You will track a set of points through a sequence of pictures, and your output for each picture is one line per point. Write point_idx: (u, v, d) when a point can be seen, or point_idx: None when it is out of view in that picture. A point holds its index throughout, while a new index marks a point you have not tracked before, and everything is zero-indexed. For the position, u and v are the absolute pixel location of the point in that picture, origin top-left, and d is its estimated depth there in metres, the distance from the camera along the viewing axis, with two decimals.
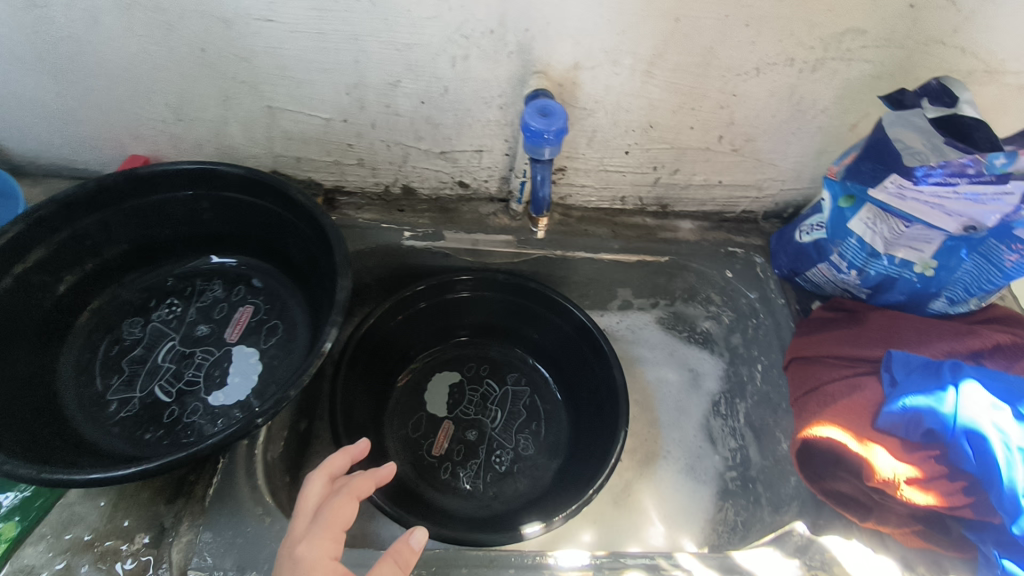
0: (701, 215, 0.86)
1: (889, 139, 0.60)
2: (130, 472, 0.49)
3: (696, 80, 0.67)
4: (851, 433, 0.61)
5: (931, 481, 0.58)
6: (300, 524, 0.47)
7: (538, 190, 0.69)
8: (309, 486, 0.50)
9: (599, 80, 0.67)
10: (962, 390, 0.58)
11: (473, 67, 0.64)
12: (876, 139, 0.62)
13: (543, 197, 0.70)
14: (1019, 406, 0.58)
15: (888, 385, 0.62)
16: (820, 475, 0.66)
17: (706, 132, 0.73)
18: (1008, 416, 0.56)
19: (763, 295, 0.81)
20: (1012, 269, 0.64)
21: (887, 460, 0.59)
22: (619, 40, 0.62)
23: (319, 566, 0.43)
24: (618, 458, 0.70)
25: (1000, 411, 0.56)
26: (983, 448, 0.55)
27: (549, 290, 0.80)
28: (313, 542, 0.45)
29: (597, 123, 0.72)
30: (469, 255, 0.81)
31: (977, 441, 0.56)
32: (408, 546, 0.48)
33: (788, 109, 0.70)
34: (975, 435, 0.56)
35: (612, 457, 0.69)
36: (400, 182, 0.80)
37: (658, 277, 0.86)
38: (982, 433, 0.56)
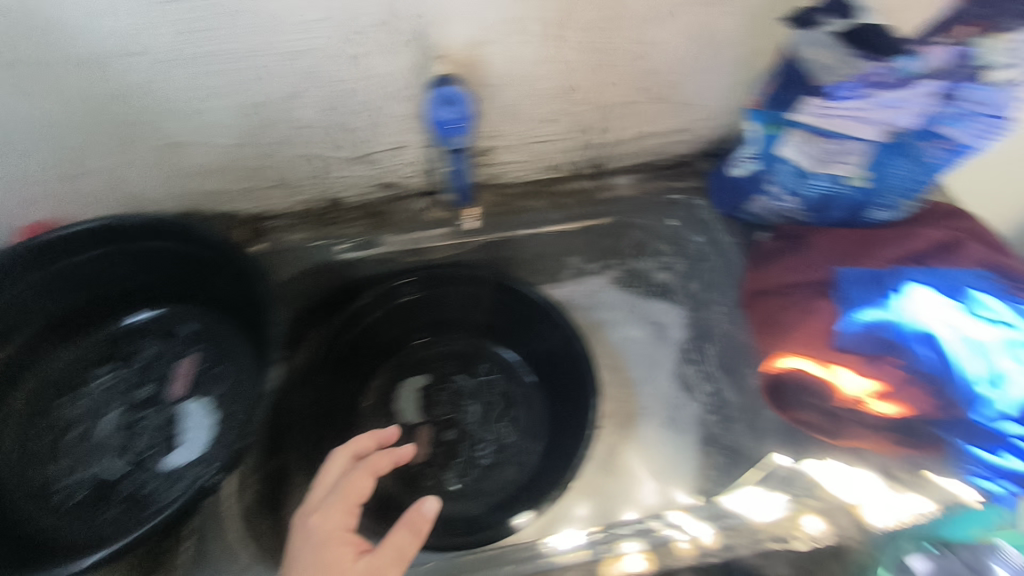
0: (638, 167, 0.85)
1: (802, 55, 0.61)
2: None
3: (606, 36, 0.64)
4: (814, 360, 0.64)
5: (899, 391, 0.60)
6: (319, 494, 0.51)
7: None
8: (332, 462, 0.54)
9: (506, 53, 0.64)
10: (909, 296, 0.60)
11: (372, 63, 0.61)
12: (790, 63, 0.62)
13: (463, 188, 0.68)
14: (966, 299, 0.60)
15: (841, 304, 0.63)
16: (790, 403, 0.68)
17: (629, 86, 0.70)
18: (955, 313, 0.59)
19: (711, 237, 0.81)
20: (937, 165, 0.65)
21: (851, 379, 0.62)
22: (517, 8, 0.60)
23: (331, 535, 0.48)
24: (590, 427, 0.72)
25: (947, 308, 0.59)
26: (938, 348, 0.58)
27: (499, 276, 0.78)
28: (326, 511, 0.49)
29: (514, 97, 0.69)
30: (410, 256, 0.79)
31: (933, 342, 0.58)
32: (422, 514, 0.50)
33: (706, 48, 0.68)
34: (928, 338, 0.58)
35: None
36: (325, 194, 0.75)
37: (606, 239, 0.85)
38: (934, 335, 0.58)
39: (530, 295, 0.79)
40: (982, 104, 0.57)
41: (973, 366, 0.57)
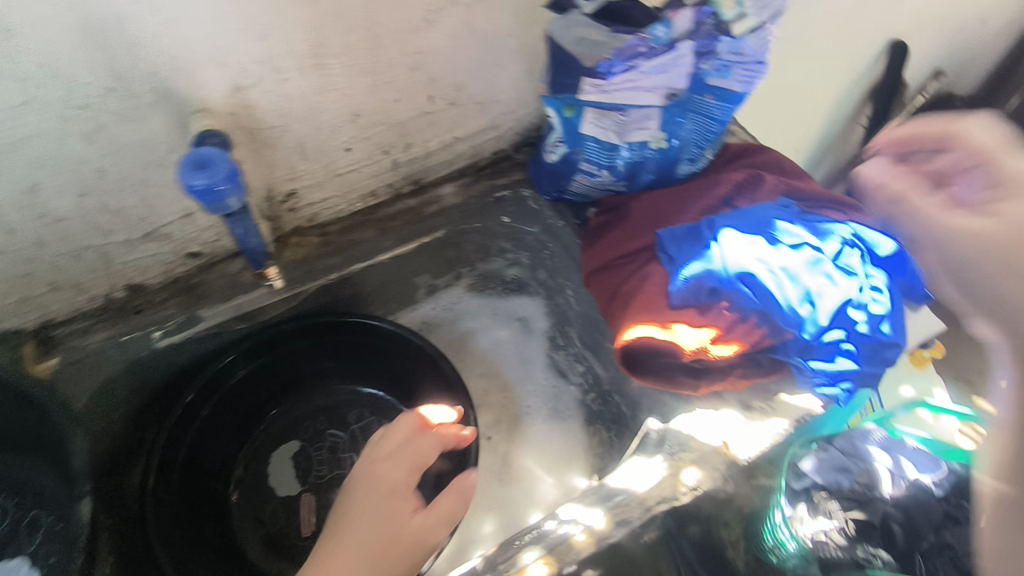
0: (457, 174, 0.83)
1: (565, 44, 0.59)
2: None
3: (373, 55, 0.62)
4: (655, 324, 0.64)
5: (731, 332, 0.63)
6: (385, 447, 0.59)
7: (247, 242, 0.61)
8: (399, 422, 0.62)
9: (272, 93, 0.60)
10: (722, 241, 0.62)
11: (117, 134, 0.54)
12: (551, 48, 0.60)
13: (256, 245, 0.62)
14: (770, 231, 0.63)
15: (668, 265, 0.65)
16: (648, 368, 0.68)
17: (414, 98, 0.69)
18: (763, 247, 0.61)
19: (544, 225, 0.81)
20: (718, 112, 0.70)
21: (689, 333, 0.63)
22: (266, 46, 0.55)
23: (397, 483, 0.56)
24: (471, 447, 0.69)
25: (756, 245, 0.61)
26: (757, 284, 0.61)
27: (343, 317, 0.75)
28: (393, 465, 0.57)
29: (300, 134, 0.65)
30: (240, 323, 0.72)
31: (752, 280, 0.61)
32: (469, 483, 0.60)
33: (478, 45, 0.68)
34: (746, 277, 0.61)
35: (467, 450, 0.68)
36: (119, 284, 0.68)
37: (447, 251, 0.83)
38: (751, 273, 0.61)
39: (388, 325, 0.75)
40: (744, 55, 0.61)
41: (789, 292, 0.61)
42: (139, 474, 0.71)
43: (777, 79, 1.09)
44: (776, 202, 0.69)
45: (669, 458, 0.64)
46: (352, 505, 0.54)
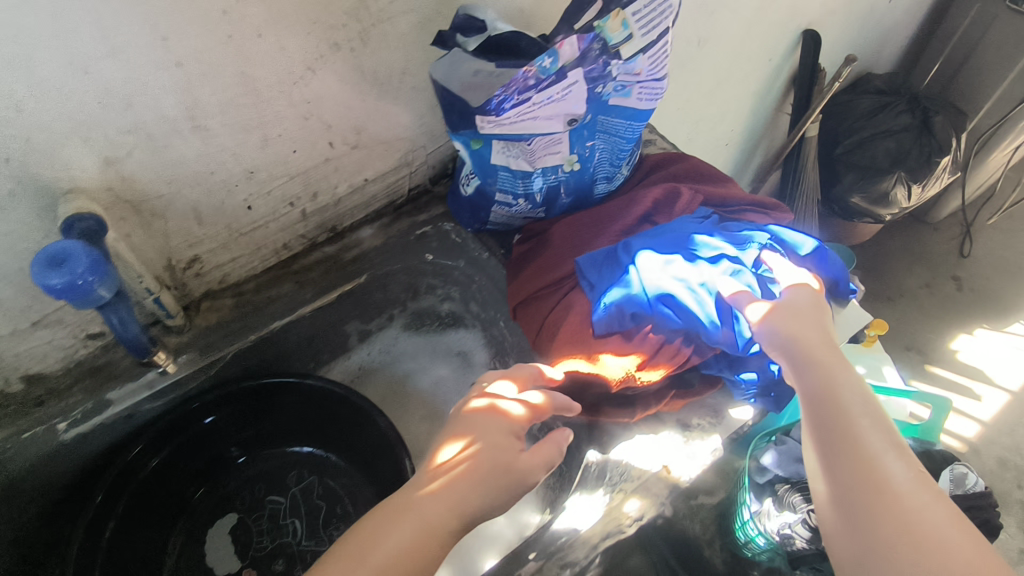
0: (375, 215, 0.81)
1: (448, 87, 0.57)
2: None
3: (257, 109, 0.59)
4: (579, 355, 0.62)
5: (656, 356, 0.62)
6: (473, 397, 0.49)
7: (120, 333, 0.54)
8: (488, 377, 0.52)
9: (150, 164, 0.56)
10: (639, 265, 0.61)
11: None
12: (439, 91, 0.58)
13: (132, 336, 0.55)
14: (687, 248, 0.62)
15: (589, 292, 0.64)
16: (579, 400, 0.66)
17: (313, 147, 0.66)
18: (679, 264, 0.60)
19: (470, 258, 0.79)
20: (625, 131, 0.69)
21: (614, 361, 0.61)
22: (132, 117, 0.52)
23: (487, 422, 0.46)
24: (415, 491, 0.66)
25: (672, 263, 0.60)
26: (676, 304, 0.59)
27: (264, 380, 0.71)
28: (496, 400, 0.48)
29: (191, 199, 0.61)
30: (153, 401, 0.67)
31: (674, 300, 0.59)
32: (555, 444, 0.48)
33: (373, 86, 0.66)
34: (665, 298, 0.60)
35: None
36: (14, 377, 0.64)
37: (373, 295, 0.80)
38: (669, 293, 0.59)
39: (320, 383, 0.71)
40: (638, 75, 0.61)
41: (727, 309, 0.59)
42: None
43: (695, 80, 1.09)
44: (693, 215, 0.69)
45: (610, 492, 0.61)
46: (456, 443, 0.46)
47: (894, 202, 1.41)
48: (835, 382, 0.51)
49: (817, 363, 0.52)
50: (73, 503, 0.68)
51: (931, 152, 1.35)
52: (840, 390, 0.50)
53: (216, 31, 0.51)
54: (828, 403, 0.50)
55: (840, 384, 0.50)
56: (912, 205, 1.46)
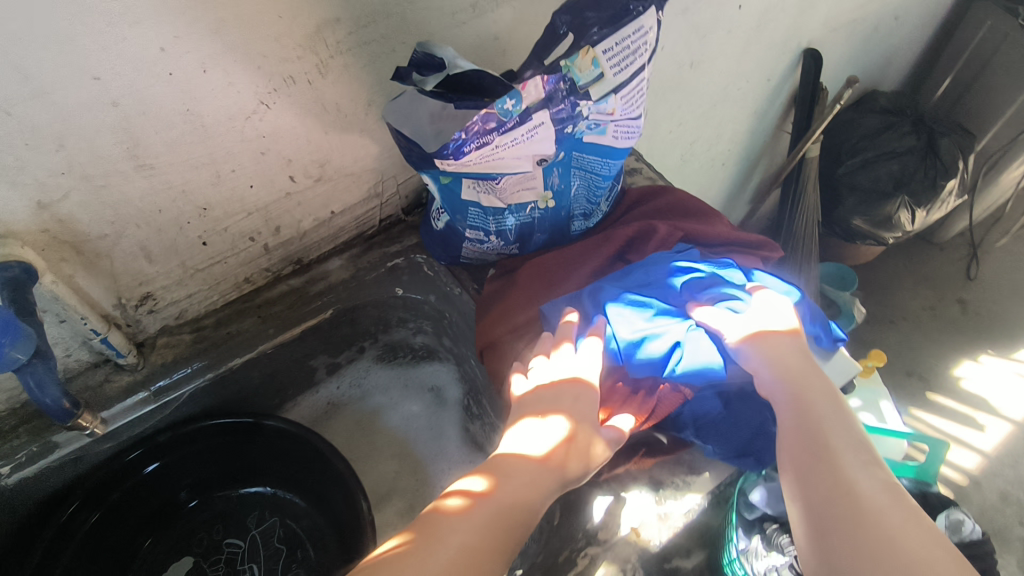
0: (344, 246, 0.77)
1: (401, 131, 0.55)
2: None
3: (207, 147, 0.56)
4: None
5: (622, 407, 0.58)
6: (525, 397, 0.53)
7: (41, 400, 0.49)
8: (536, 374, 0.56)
9: (89, 204, 0.53)
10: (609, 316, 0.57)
11: None
12: (395, 136, 0.56)
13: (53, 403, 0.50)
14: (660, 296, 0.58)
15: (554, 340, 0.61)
16: None
17: (272, 181, 0.63)
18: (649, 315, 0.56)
19: (441, 293, 0.76)
20: (602, 168, 0.65)
21: None
22: (65, 158, 0.49)
23: (540, 426, 0.49)
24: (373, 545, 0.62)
25: (642, 313, 0.56)
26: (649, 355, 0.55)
27: (237, 416, 0.69)
28: (547, 401, 0.51)
29: (138, 237, 0.58)
30: (106, 443, 0.64)
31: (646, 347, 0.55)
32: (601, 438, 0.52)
33: (335, 119, 0.62)
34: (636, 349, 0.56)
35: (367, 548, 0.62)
36: None
37: (341, 329, 0.77)
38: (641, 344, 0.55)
39: (284, 424, 0.70)
40: (612, 114, 0.58)
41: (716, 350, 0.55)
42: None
43: (689, 102, 1.05)
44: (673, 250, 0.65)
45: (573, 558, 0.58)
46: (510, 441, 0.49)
47: (898, 225, 1.36)
48: (814, 413, 0.48)
49: (795, 392, 0.49)
50: (18, 551, 0.64)
51: (936, 176, 1.30)
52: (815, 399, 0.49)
53: (155, 70, 0.48)
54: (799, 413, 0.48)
55: (820, 415, 0.47)
56: (916, 229, 1.41)
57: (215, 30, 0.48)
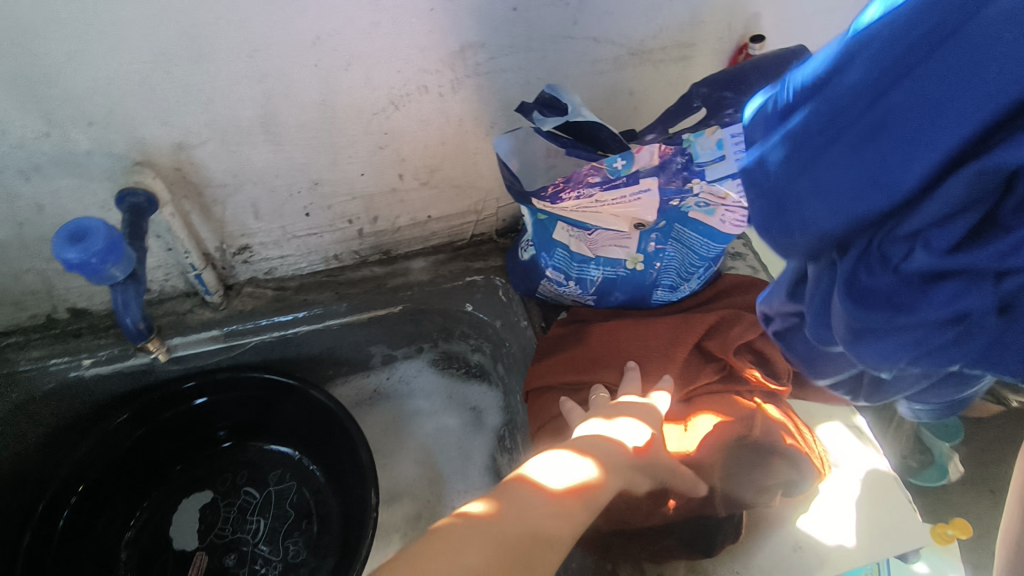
0: (432, 250, 0.80)
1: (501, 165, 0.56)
2: None
3: (334, 130, 0.59)
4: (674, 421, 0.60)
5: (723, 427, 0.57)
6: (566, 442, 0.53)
7: (124, 317, 0.54)
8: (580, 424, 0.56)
9: (220, 155, 0.58)
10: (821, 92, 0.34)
11: (56, 175, 0.54)
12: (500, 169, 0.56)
13: (132, 324, 0.55)
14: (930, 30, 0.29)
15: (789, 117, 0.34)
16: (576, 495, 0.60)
17: (382, 175, 0.66)
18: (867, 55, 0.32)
19: (507, 321, 0.76)
20: (701, 248, 0.63)
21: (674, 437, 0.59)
22: (211, 111, 0.54)
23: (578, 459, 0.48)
24: (369, 548, 0.62)
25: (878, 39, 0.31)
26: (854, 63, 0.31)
27: (273, 375, 0.72)
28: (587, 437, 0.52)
29: (252, 195, 0.63)
30: (174, 365, 0.71)
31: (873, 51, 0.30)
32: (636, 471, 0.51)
33: (455, 133, 0.64)
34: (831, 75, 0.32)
35: (361, 550, 0.62)
36: (62, 306, 0.68)
37: (405, 326, 0.79)
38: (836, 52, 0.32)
39: (324, 397, 0.71)
40: (725, 198, 0.55)
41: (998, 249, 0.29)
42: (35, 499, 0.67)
43: None
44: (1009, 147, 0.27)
45: None
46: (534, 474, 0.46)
47: None
48: None
49: None
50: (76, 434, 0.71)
51: None
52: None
53: (307, 55, 0.52)
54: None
55: None
56: None
57: (368, 31, 0.51)
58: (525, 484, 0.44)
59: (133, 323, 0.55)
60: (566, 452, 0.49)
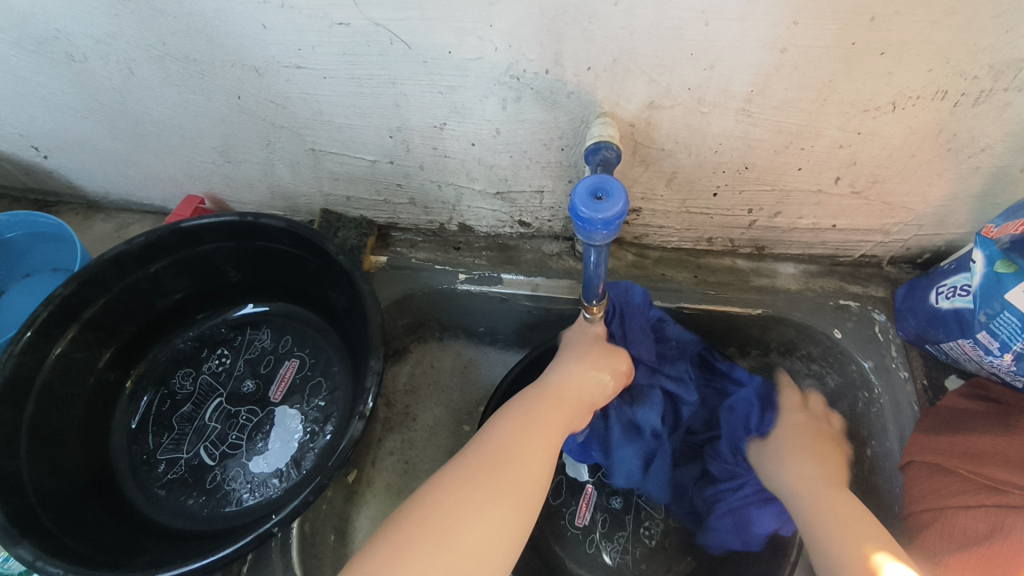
0: (807, 258, 0.71)
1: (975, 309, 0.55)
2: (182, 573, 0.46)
3: (808, 118, 0.52)
4: None
5: None
6: (523, 409, 0.53)
7: (589, 275, 0.50)
8: (527, 405, 0.53)
9: (680, 121, 0.54)
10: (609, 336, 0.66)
11: (528, 109, 0.55)
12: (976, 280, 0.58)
13: (593, 283, 0.51)
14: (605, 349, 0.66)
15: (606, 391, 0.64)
16: None
17: (819, 174, 0.59)
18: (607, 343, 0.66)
19: (880, 364, 0.66)
20: None
21: None
22: (706, 77, 0.49)
23: (507, 444, 0.49)
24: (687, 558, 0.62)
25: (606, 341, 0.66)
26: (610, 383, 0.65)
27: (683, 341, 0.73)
28: (534, 423, 0.51)
29: (679, 163, 0.59)
30: (528, 301, 0.72)
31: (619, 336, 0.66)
32: (551, 412, 0.53)
33: (934, 149, 0.54)
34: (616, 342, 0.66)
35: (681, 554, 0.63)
36: (455, 220, 0.72)
37: (748, 329, 0.72)
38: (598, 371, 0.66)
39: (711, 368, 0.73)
40: None
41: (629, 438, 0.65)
42: (402, 376, 0.79)
43: None
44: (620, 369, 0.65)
45: None
46: (486, 433, 0.51)
47: None
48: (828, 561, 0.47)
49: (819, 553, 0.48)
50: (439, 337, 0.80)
51: None
52: (844, 507, 0.51)
53: (846, 35, 0.45)
54: (806, 497, 0.54)
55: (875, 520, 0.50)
56: None
57: (932, 21, 0.43)
58: (481, 436, 0.51)
59: (600, 285, 0.51)
60: (534, 414, 0.52)
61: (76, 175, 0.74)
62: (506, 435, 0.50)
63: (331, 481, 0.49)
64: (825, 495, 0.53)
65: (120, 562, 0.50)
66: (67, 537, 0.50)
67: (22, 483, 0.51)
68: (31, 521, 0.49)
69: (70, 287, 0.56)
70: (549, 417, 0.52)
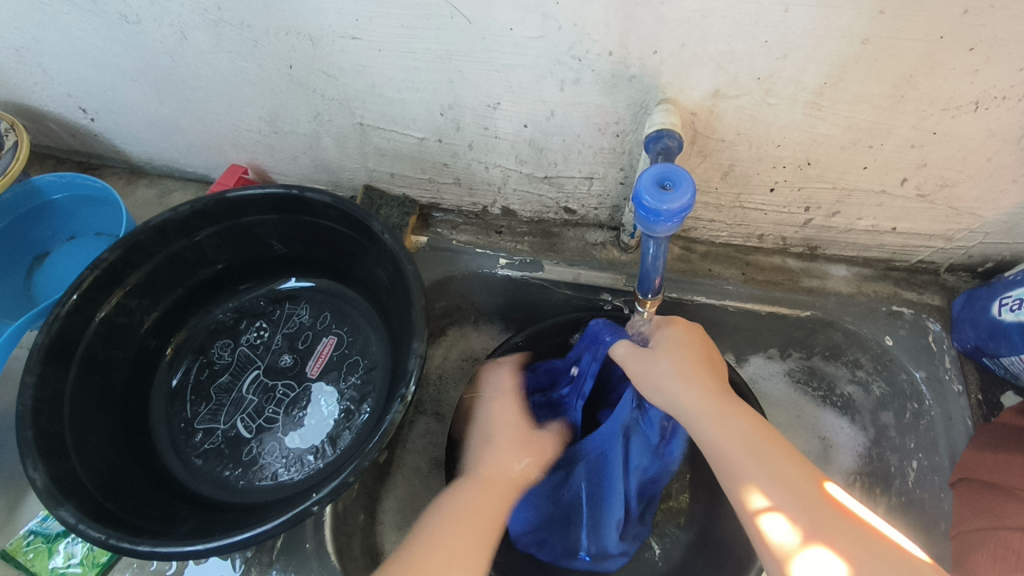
0: (861, 261, 0.69)
1: None
2: (215, 547, 0.46)
3: (882, 115, 0.50)
4: None
5: None
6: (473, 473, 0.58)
7: (648, 267, 0.49)
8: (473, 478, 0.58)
9: (745, 111, 0.52)
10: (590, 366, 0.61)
11: (585, 92, 0.53)
12: None
13: (651, 276, 0.49)
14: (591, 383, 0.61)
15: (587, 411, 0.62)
16: None
17: (886, 174, 0.56)
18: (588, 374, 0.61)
19: (933, 375, 0.63)
20: None
21: None
22: (778, 67, 0.47)
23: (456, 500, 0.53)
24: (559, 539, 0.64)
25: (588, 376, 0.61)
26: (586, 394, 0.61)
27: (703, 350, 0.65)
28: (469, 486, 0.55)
29: (738, 156, 0.57)
30: (570, 289, 0.70)
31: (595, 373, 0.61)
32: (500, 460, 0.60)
33: (1014, 152, 0.51)
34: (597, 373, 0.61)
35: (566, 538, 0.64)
36: (499, 204, 0.71)
37: (795, 331, 0.70)
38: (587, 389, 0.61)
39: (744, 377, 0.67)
40: None
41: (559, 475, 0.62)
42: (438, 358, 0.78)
43: None
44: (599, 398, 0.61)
45: None
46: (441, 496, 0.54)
47: None
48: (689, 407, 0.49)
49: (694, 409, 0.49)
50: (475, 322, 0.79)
51: None
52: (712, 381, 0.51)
53: (935, 28, 0.42)
54: (714, 434, 0.47)
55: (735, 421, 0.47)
56: None
57: None
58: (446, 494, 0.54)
59: (658, 278, 0.50)
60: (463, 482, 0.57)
61: (121, 139, 0.74)
62: (460, 508, 0.52)
63: (371, 463, 0.48)
64: (759, 459, 0.44)
65: (157, 530, 0.50)
66: (106, 503, 0.50)
67: (66, 444, 0.51)
68: (73, 484, 0.50)
69: (116, 252, 0.56)
70: (485, 492, 0.55)
